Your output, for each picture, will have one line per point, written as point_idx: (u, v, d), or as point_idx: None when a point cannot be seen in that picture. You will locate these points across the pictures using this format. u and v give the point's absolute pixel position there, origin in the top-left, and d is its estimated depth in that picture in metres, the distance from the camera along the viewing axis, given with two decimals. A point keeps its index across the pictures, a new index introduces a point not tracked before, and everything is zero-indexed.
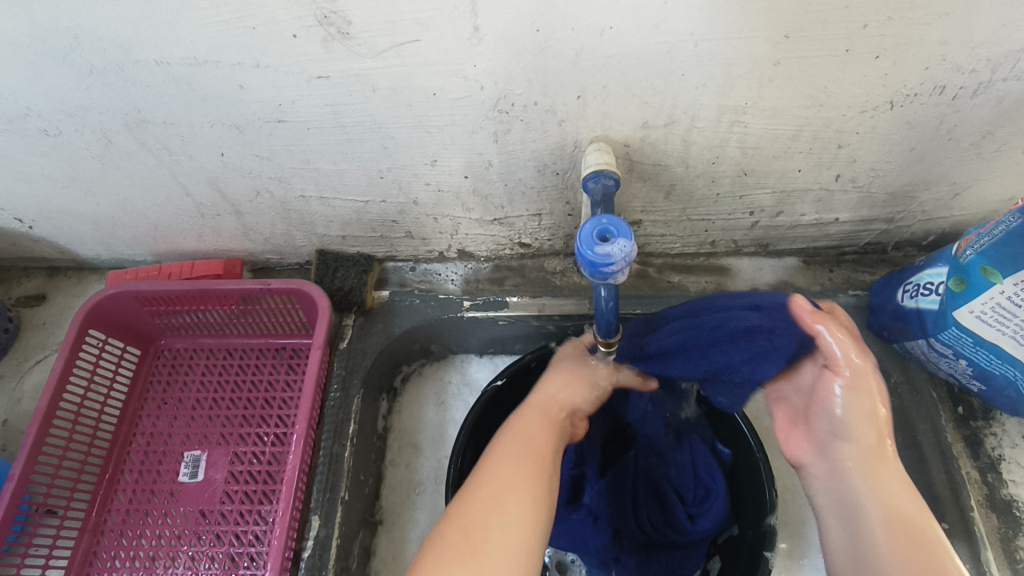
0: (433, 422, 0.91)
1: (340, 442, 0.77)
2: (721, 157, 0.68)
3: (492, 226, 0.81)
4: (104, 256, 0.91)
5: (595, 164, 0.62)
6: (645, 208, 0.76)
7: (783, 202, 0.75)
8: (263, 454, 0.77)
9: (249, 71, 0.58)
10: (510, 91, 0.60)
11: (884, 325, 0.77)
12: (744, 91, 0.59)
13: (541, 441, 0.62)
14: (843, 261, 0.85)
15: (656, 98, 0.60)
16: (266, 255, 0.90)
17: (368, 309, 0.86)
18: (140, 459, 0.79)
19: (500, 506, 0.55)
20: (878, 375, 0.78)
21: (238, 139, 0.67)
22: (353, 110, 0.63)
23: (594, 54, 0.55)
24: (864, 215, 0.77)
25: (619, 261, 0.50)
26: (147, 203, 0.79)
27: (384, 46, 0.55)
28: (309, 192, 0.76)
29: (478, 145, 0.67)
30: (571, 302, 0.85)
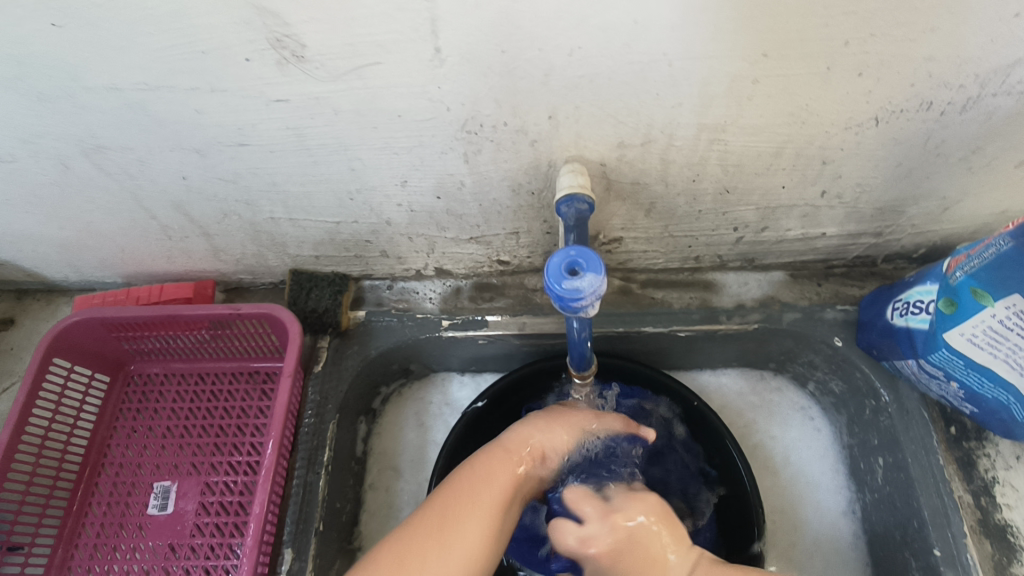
0: (414, 443, 0.89)
1: (314, 470, 0.75)
2: (701, 175, 0.65)
3: (468, 244, 0.79)
4: (73, 278, 0.89)
5: (569, 187, 0.59)
6: (625, 226, 0.74)
7: (768, 218, 0.73)
8: (235, 484, 0.74)
9: (203, 95, 0.56)
10: (477, 112, 0.57)
11: (873, 343, 0.75)
12: (722, 109, 0.56)
13: (493, 488, 0.58)
14: (831, 275, 0.83)
15: (631, 118, 0.57)
16: (238, 276, 0.87)
17: (343, 330, 0.83)
18: (108, 491, 0.76)
19: (438, 539, 0.53)
20: (869, 395, 0.77)
21: (200, 162, 0.65)
22: (316, 133, 0.60)
23: (564, 74, 0.53)
24: (851, 229, 0.75)
25: (588, 294, 0.48)
26: (112, 226, 0.77)
27: (343, 69, 0.52)
28: (278, 214, 0.73)
29: (449, 166, 0.64)
30: (551, 320, 0.82)
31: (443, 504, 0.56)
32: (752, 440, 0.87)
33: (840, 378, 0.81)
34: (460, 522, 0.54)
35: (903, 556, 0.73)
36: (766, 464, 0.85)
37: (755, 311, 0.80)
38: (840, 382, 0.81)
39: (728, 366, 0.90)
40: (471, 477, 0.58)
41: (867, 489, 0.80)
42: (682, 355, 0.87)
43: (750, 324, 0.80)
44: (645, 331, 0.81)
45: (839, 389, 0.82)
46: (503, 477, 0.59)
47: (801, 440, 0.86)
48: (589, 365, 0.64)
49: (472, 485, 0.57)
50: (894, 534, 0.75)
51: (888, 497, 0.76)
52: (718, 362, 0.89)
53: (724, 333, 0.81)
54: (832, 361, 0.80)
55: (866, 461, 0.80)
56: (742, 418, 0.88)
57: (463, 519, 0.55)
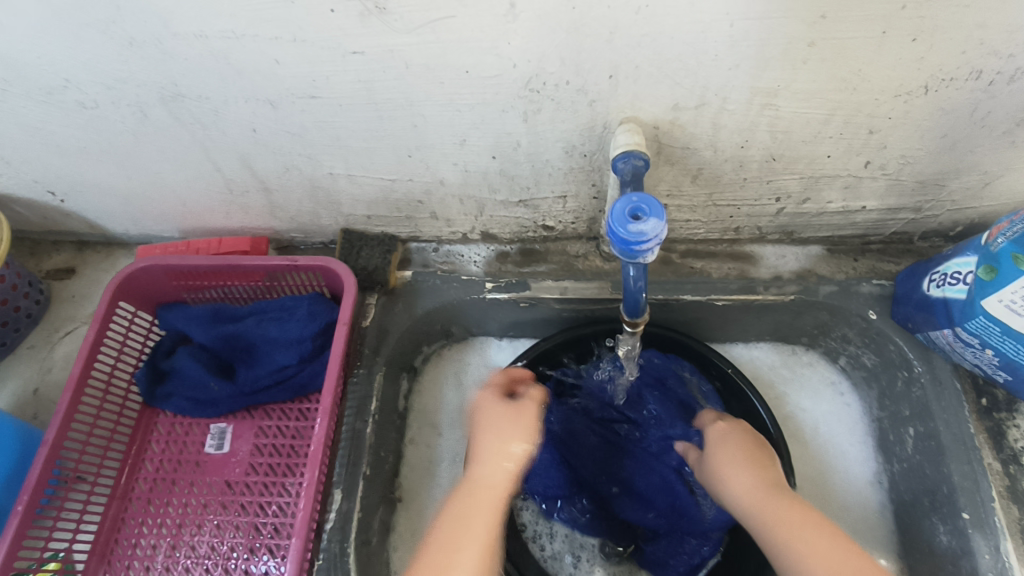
0: (452, 403, 0.92)
1: (363, 418, 0.79)
2: (750, 141, 0.68)
3: (516, 208, 0.82)
4: (133, 232, 0.93)
5: (625, 145, 0.62)
6: (670, 192, 0.76)
7: (810, 189, 0.75)
8: (287, 428, 0.78)
9: (284, 45, 0.59)
10: (542, 69, 0.60)
11: (909, 316, 0.77)
12: (777, 73, 0.59)
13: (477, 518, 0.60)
14: (868, 250, 0.85)
15: (688, 79, 0.60)
16: (291, 234, 0.90)
17: (391, 288, 0.87)
18: (167, 430, 0.80)
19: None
20: (901, 366, 0.79)
21: (271, 114, 0.68)
22: (385, 87, 0.63)
23: (628, 32, 0.55)
24: (891, 203, 0.77)
25: (650, 238, 0.50)
26: (177, 179, 0.80)
27: (420, 21, 0.55)
28: (338, 170, 0.77)
29: (508, 124, 0.67)
30: (592, 286, 0.85)
31: (438, 541, 0.59)
32: (783, 411, 0.89)
33: (873, 352, 0.83)
34: (455, 562, 0.57)
35: (931, 523, 0.75)
36: (796, 433, 0.88)
37: (792, 283, 0.82)
38: (873, 355, 0.83)
39: (761, 340, 0.93)
40: (454, 519, 0.60)
41: (896, 459, 0.82)
42: (717, 325, 0.90)
43: (786, 295, 0.82)
44: (684, 299, 0.83)
45: (871, 363, 0.84)
46: (493, 490, 0.62)
47: (831, 412, 0.89)
48: (641, 313, 0.66)
49: (463, 529, 0.59)
50: (922, 501, 0.77)
51: (917, 466, 0.78)
52: (751, 336, 0.92)
53: (761, 304, 0.83)
54: (865, 335, 0.82)
55: (895, 433, 0.82)
56: (773, 390, 0.91)
57: (458, 556, 0.57)
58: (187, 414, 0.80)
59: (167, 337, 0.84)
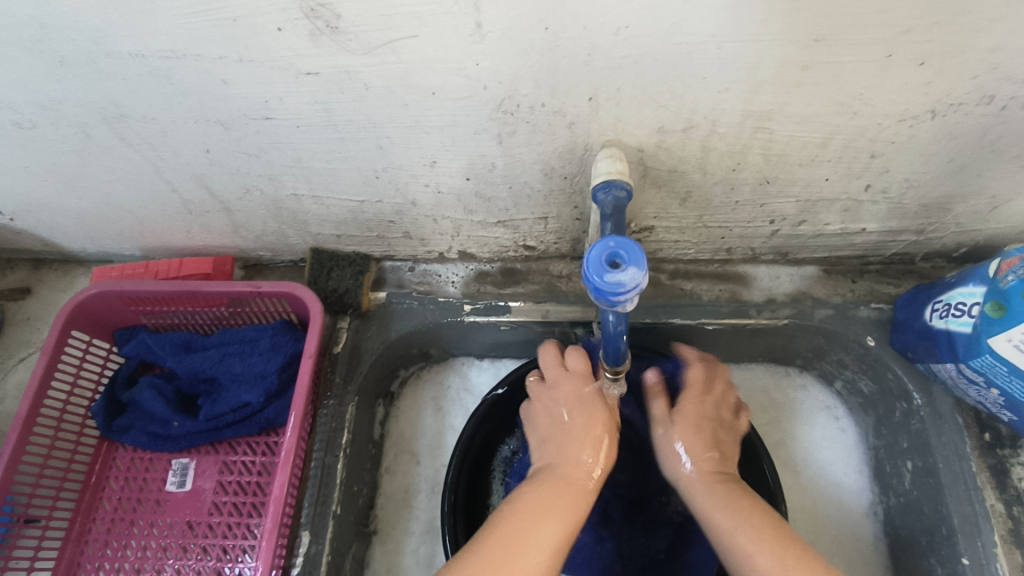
0: (430, 428, 0.88)
1: (333, 453, 0.75)
2: (742, 164, 0.63)
3: (495, 228, 0.77)
4: (90, 249, 0.87)
5: (606, 173, 0.56)
6: (658, 214, 0.71)
7: (806, 211, 0.70)
8: (253, 464, 0.74)
9: (232, 66, 0.54)
10: (515, 91, 0.54)
11: (909, 345, 0.73)
12: (771, 96, 0.53)
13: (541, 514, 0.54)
14: (867, 271, 0.80)
15: (674, 101, 0.55)
16: (258, 252, 0.85)
17: (363, 311, 0.82)
18: (126, 466, 0.76)
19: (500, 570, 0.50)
20: (900, 397, 0.76)
21: (224, 135, 0.63)
22: (345, 108, 0.58)
23: (607, 54, 0.50)
24: (892, 226, 0.72)
25: (629, 287, 0.45)
26: (132, 199, 0.75)
27: (378, 42, 0.50)
28: (302, 191, 0.71)
29: (482, 147, 0.62)
30: (576, 309, 0.81)
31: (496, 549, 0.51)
32: (775, 438, 0.85)
33: (871, 378, 0.79)
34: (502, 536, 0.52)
35: (929, 563, 0.72)
36: (789, 461, 0.84)
37: (786, 306, 0.78)
38: (870, 382, 0.80)
39: (753, 361, 0.89)
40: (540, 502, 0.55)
41: (893, 493, 0.78)
42: (706, 348, 0.85)
43: (780, 319, 0.78)
44: (675, 323, 0.79)
45: (869, 389, 0.81)
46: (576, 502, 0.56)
47: (824, 439, 0.85)
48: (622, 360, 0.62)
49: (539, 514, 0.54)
50: (919, 540, 0.73)
51: (915, 502, 0.74)
52: (743, 357, 0.88)
53: (753, 328, 0.79)
54: (862, 361, 0.78)
55: (893, 464, 0.78)
56: (765, 415, 0.87)
57: (526, 551, 0.51)
58: (145, 449, 0.75)
59: (124, 366, 0.78)
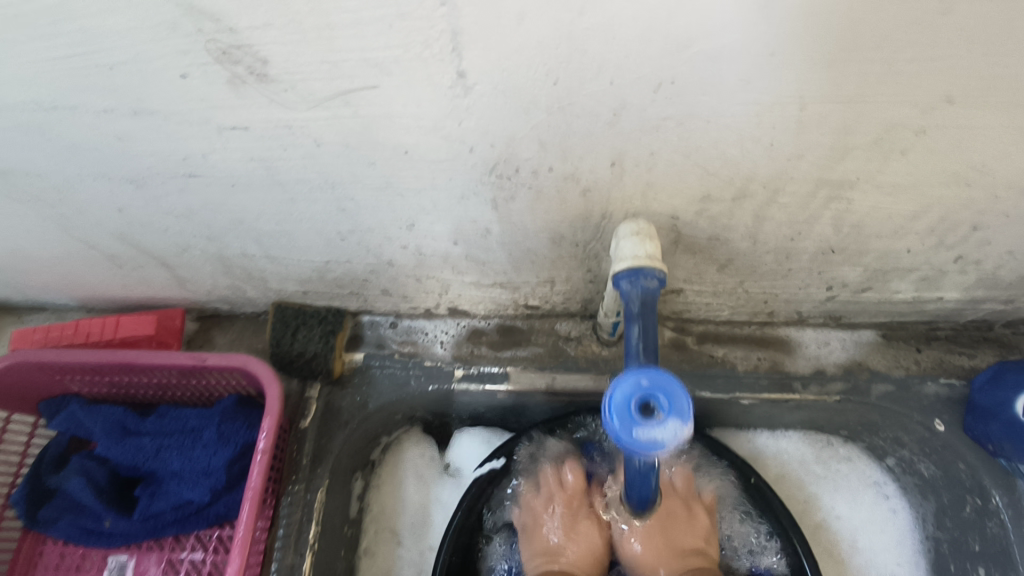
0: (416, 505, 0.77)
1: (298, 550, 0.64)
2: (804, 234, 0.49)
3: (491, 289, 0.63)
4: (16, 298, 0.74)
5: (632, 259, 0.44)
6: (688, 278, 0.58)
7: (874, 280, 0.56)
8: (203, 564, 0.63)
9: (125, 119, 0.40)
10: (514, 155, 0.41)
11: (990, 438, 0.61)
12: (859, 164, 0.40)
13: None
14: (934, 337, 0.67)
15: (726, 169, 0.41)
16: (212, 305, 0.72)
17: (336, 377, 0.70)
18: (54, 563, 0.65)
19: None
20: (973, 491, 0.64)
21: (140, 195, 0.49)
22: (291, 167, 0.44)
23: (640, 114, 0.36)
24: (976, 295, 0.59)
25: (668, 445, 0.34)
26: (48, 251, 0.62)
27: (324, 93, 0.37)
28: (252, 251, 0.58)
29: (471, 211, 0.48)
30: (586, 378, 0.68)
31: None
32: (814, 519, 0.73)
33: (933, 464, 0.67)
34: None
35: None
36: (830, 547, 0.72)
37: (837, 381, 0.66)
38: (932, 467, 0.67)
39: (790, 429, 0.76)
40: None
41: None
42: (737, 416, 0.74)
43: (829, 396, 0.66)
44: (704, 396, 0.66)
45: (929, 474, 0.68)
46: None
47: (871, 522, 0.73)
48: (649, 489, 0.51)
49: None
50: None
51: None
52: (779, 424, 0.75)
53: (797, 403, 0.67)
54: (925, 444, 0.66)
55: (959, 563, 0.67)
56: (801, 492, 0.75)
57: None
58: (75, 543, 0.64)
59: (53, 443, 0.67)
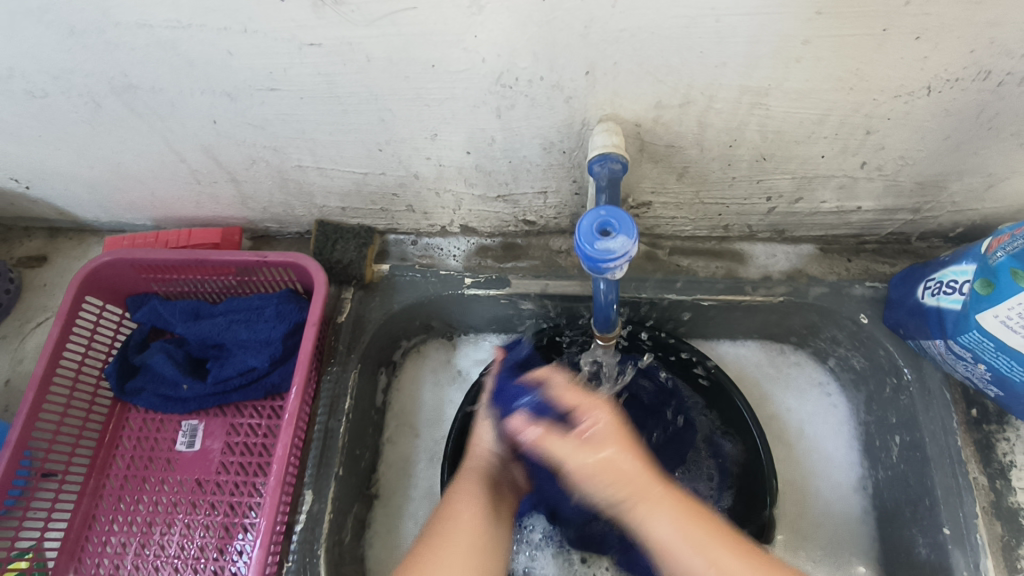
0: (431, 403, 0.91)
1: (336, 417, 0.77)
2: (738, 140, 0.63)
3: (495, 203, 0.78)
4: (103, 219, 0.90)
5: (603, 147, 0.58)
6: (655, 190, 0.72)
7: (803, 188, 0.71)
8: (259, 427, 0.77)
9: (236, 36, 0.55)
10: (513, 65, 0.55)
11: (900, 321, 0.74)
12: (767, 71, 0.54)
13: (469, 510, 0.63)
14: (863, 250, 0.81)
15: (671, 76, 0.55)
16: (265, 224, 0.87)
17: (367, 282, 0.84)
18: (138, 426, 0.79)
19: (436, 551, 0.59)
20: (890, 372, 0.77)
21: (230, 106, 0.64)
22: (347, 81, 0.59)
23: (604, 28, 0.51)
24: (888, 204, 0.73)
25: (619, 256, 0.48)
26: (141, 168, 0.77)
27: (378, 13, 0.51)
28: (306, 162, 0.73)
29: (481, 119, 0.63)
30: (574, 284, 0.82)
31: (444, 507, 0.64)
32: (768, 412, 0.87)
33: (863, 355, 0.81)
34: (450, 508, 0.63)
35: (911, 534, 0.74)
36: (780, 434, 0.86)
37: (781, 284, 0.79)
38: (862, 359, 0.81)
39: (748, 338, 0.90)
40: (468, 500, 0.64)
41: (881, 467, 0.80)
42: (702, 324, 0.87)
43: (774, 297, 0.79)
44: (668, 299, 0.80)
45: (861, 366, 0.82)
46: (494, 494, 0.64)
47: (815, 414, 0.86)
48: (612, 326, 0.67)
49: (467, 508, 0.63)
50: (904, 511, 0.75)
51: (901, 475, 0.76)
52: (738, 333, 0.89)
53: (748, 305, 0.80)
54: (855, 338, 0.80)
55: (882, 439, 0.80)
56: (758, 390, 0.88)
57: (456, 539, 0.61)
58: (157, 411, 0.79)
59: (137, 330, 0.82)
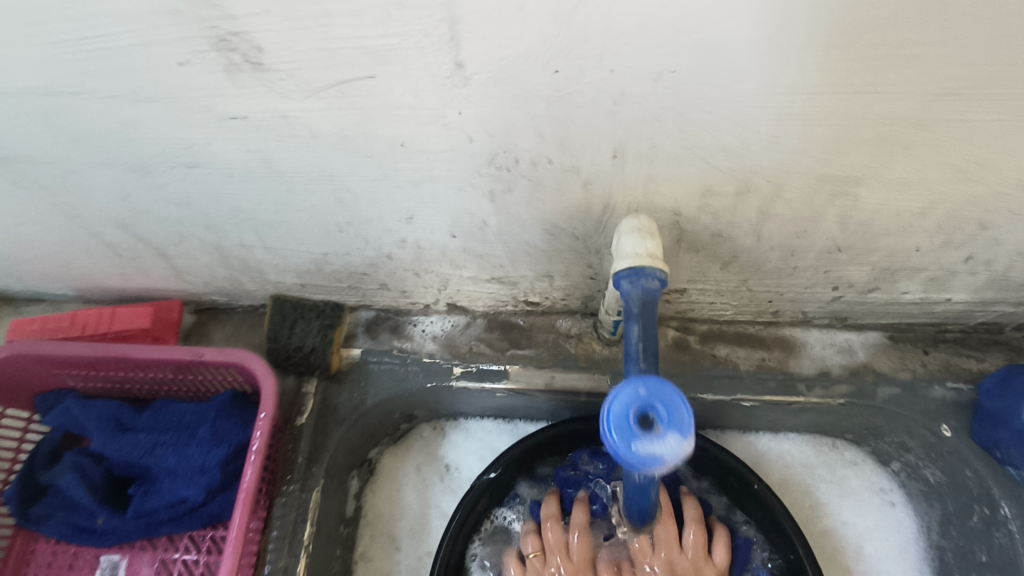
0: (413, 507, 0.76)
1: (292, 552, 0.63)
2: (809, 231, 0.48)
3: (490, 284, 0.63)
4: (16, 288, 0.74)
5: (633, 258, 0.43)
6: (692, 278, 0.57)
7: (881, 279, 0.55)
8: (195, 565, 0.61)
9: (128, 106, 0.40)
10: (512, 145, 0.40)
11: (998, 442, 0.60)
12: (865, 159, 0.39)
13: None
14: (942, 340, 0.66)
15: (729, 162, 0.40)
16: (210, 297, 0.72)
17: (334, 372, 0.69)
18: (46, 561, 0.63)
19: None
20: (980, 500, 0.63)
21: (140, 182, 0.49)
22: (287, 158, 0.44)
23: (642, 105, 0.36)
24: (986, 297, 0.57)
25: (667, 461, 0.35)
26: (46, 240, 0.61)
27: (320, 82, 0.36)
28: (250, 241, 0.58)
29: (469, 203, 0.48)
30: (587, 377, 0.67)
31: None
32: (819, 528, 0.72)
33: (940, 470, 0.66)
34: None
35: None
36: (834, 558, 0.70)
37: (842, 383, 0.64)
38: (938, 473, 0.66)
39: (795, 431, 0.75)
40: None
41: None
42: (741, 420, 0.72)
43: (835, 399, 0.64)
44: (706, 399, 0.65)
45: (935, 480, 0.67)
46: None
47: (876, 529, 0.71)
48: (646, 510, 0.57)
49: None
50: None
51: None
52: (783, 427, 0.74)
53: (801, 407, 0.65)
54: (931, 450, 0.65)
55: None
56: (807, 499, 0.73)
57: None
58: (69, 542, 0.63)
59: (47, 439, 0.66)
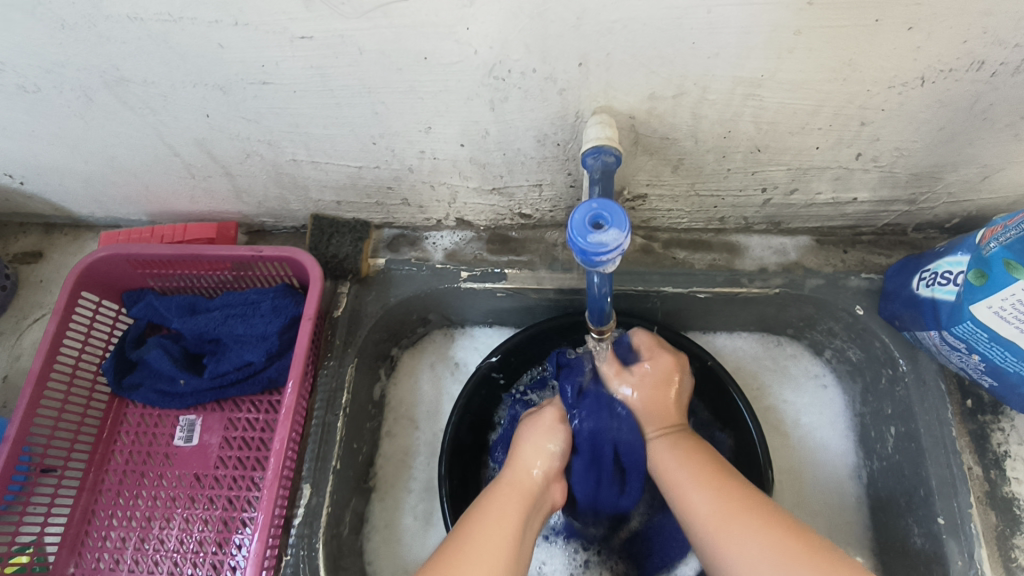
0: (429, 396, 0.91)
1: (333, 412, 0.77)
2: (733, 132, 0.63)
3: (490, 196, 0.78)
4: (99, 214, 0.90)
5: (596, 139, 0.58)
6: (650, 181, 0.72)
7: (798, 179, 0.70)
8: (257, 422, 0.78)
9: (225, 29, 0.55)
10: (506, 57, 0.55)
11: (896, 313, 0.74)
12: (762, 61, 0.54)
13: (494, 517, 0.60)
14: (859, 241, 0.81)
15: (664, 67, 0.55)
16: (261, 218, 0.87)
17: (363, 276, 0.84)
18: (136, 422, 0.80)
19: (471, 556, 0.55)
20: (886, 364, 0.77)
21: (222, 100, 0.64)
22: (340, 74, 0.59)
23: (597, 18, 0.51)
24: (884, 195, 0.73)
25: (611, 249, 0.48)
26: (135, 162, 0.76)
27: (369, 4, 0.51)
28: (300, 156, 0.73)
29: (474, 112, 0.63)
30: (571, 276, 0.82)
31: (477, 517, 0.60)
32: (765, 403, 0.87)
33: (859, 347, 0.80)
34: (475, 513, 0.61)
35: (905, 524, 0.74)
36: (776, 426, 0.86)
37: (777, 276, 0.79)
38: (858, 351, 0.81)
39: (746, 330, 0.90)
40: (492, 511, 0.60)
41: (876, 457, 0.80)
42: (700, 317, 0.87)
43: (771, 289, 0.79)
44: (666, 292, 0.80)
45: (856, 358, 0.82)
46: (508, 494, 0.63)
47: (812, 405, 0.87)
48: (606, 320, 0.71)
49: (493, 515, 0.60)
50: (899, 501, 0.76)
51: (896, 466, 0.77)
52: (736, 325, 0.89)
53: (745, 296, 0.80)
54: (851, 329, 0.79)
55: (877, 430, 0.80)
56: (755, 381, 0.88)
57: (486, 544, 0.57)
58: (155, 406, 0.79)
59: (133, 327, 0.82)
